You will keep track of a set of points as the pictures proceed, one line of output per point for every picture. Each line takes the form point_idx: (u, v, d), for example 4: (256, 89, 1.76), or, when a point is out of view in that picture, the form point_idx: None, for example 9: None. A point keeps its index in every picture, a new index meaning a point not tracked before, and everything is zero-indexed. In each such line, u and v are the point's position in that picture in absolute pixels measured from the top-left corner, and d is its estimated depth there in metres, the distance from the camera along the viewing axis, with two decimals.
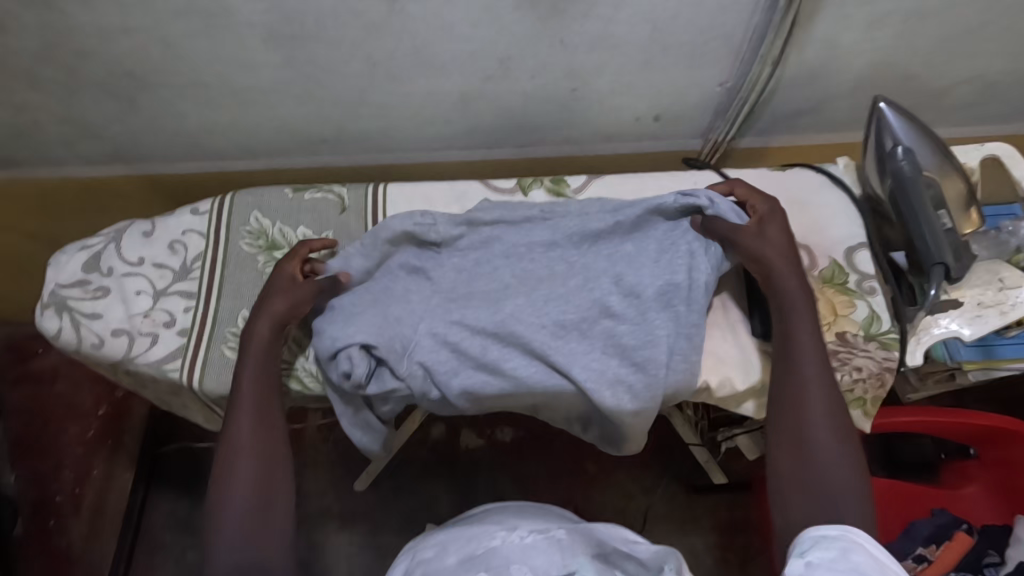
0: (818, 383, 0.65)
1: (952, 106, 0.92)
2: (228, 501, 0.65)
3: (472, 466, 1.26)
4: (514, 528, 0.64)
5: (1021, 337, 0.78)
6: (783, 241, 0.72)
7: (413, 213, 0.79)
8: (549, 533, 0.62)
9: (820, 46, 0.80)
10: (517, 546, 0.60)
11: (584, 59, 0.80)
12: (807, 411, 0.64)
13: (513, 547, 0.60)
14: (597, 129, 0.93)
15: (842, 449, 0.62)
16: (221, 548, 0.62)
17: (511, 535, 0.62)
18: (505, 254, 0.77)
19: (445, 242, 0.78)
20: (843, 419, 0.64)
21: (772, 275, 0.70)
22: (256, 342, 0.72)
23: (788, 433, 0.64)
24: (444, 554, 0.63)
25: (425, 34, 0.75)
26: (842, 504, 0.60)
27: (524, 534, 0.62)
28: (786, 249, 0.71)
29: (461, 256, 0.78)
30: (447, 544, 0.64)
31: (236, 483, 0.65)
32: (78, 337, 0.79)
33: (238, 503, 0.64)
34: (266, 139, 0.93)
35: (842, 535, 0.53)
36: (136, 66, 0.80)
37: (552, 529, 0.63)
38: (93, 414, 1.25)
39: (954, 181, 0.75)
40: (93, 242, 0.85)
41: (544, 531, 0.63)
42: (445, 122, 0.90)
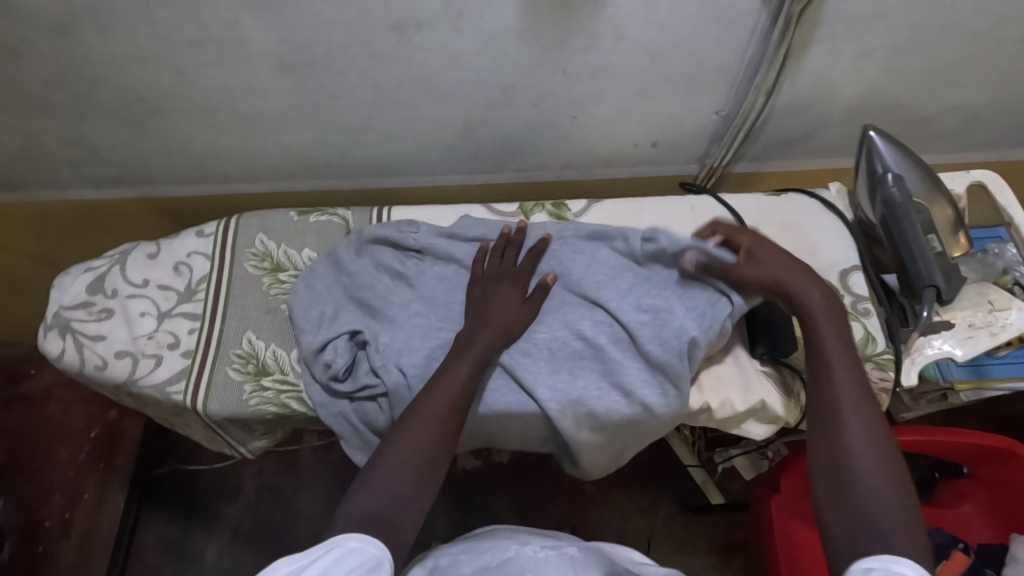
0: (865, 392, 0.65)
1: (937, 134, 0.96)
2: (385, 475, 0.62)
3: (470, 487, 1.26)
4: (527, 542, 0.65)
5: (1010, 357, 0.79)
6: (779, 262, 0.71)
7: (399, 223, 0.83)
8: (562, 550, 0.63)
9: (812, 77, 0.83)
10: (530, 559, 0.61)
11: (585, 88, 0.82)
12: (844, 420, 0.63)
13: (527, 559, 0.61)
14: (595, 154, 0.96)
15: (882, 462, 0.61)
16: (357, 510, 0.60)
17: (525, 549, 0.63)
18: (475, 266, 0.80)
19: (425, 249, 0.82)
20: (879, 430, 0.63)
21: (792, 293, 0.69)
22: (475, 347, 0.71)
23: (828, 440, 0.63)
24: (458, 564, 0.62)
25: (432, 63, 0.77)
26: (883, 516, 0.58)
27: (537, 548, 0.63)
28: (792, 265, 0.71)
29: (443, 265, 0.81)
30: (461, 555, 0.64)
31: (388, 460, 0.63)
32: (81, 359, 0.79)
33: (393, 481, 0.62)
34: (272, 164, 0.95)
35: (885, 566, 0.53)
36: (147, 93, 0.81)
37: (564, 546, 0.64)
38: (86, 436, 1.26)
39: (942, 206, 0.78)
40: (98, 264, 0.85)
41: (556, 547, 0.64)
42: (448, 147, 0.92)
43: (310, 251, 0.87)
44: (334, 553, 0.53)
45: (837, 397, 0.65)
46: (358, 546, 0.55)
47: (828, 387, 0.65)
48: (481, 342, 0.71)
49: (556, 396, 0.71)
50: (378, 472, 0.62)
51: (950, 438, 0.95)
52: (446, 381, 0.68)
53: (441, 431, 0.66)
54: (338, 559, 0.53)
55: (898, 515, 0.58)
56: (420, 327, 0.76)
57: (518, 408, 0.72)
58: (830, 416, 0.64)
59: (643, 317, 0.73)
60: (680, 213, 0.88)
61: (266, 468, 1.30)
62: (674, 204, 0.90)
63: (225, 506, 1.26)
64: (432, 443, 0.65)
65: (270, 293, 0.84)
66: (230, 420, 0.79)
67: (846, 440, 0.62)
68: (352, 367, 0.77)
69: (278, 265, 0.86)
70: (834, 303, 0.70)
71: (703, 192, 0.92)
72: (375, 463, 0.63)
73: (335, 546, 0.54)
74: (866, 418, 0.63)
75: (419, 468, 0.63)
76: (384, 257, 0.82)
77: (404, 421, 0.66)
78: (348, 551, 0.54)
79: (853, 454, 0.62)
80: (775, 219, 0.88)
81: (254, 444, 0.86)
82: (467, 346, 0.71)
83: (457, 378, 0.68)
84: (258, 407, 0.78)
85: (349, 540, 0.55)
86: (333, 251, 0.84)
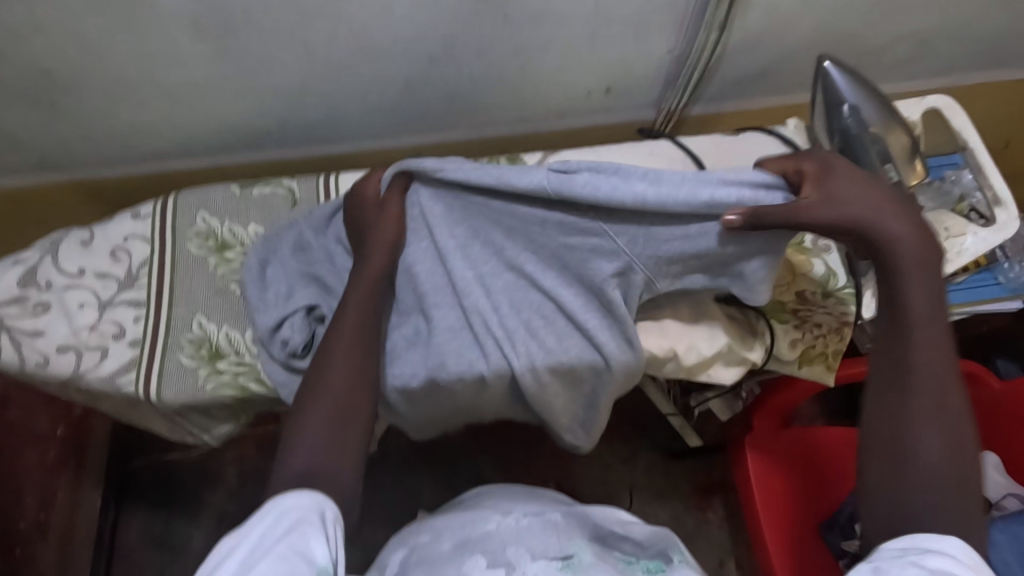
0: (942, 353, 0.58)
1: (891, 63, 0.95)
2: (307, 429, 0.60)
3: (452, 453, 1.26)
4: (509, 511, 0.62)
5: (968, 282, 0.81)
6: (859, 194, 0.61)
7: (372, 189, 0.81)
8: (545, 517, 0.61)
9: (764, 8, 0.80)
10: (512, 528, 0.58)
11: (529, 34, 0.78)
12: (913, 386, 0.57)
13: (508, 529, 0.58)
14: (549, 105, 0.92)
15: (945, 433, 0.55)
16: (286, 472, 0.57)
17: (506, 519, 0.60)
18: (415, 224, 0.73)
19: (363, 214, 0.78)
20: (951, 399, 0.57)
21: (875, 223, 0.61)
22: (368, 277, 0.69)
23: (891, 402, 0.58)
24: (440, 540, 0.60)
25: (362, 17, 0.72)
26: (929, 495, 0.53)
27: (519, 517, 0.61)
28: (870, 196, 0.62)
29: None
30: (442, 530, 0.61)
31: (308, 422, 0.60)
32: (20, 357, 0.75)
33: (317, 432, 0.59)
34: (208, 137, 0.89)
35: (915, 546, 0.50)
36: (54, 66, 0.74)
37: (548, 513, 0.61)
38: (52, 435, 1.14)
39: (901, 133, 0.76)
40: (27, 255, 0.79)
41: (539, 514, 0.61)
42: (393, 106, 0.87)
43: (256, 226, 0.82)
44: (268, 518, 0.51)
45: (910, 355, 0.58)
46: (292, 503, 0.52)
47: (906, 345, 0.59)
48: (370, 268, 0.69)
49: (513, 345, 0.70)
50: (300, 427, 0.60)
51: None
52: (347, 320, 0.66)
53: (354, 374, 0.63)
54: (271, 520, 0.51)
55: (952, 496, 0.53)
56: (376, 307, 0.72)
57: (479, 372, 0.70)
58: (901, 373, 0.58)
59: (575, 239, 0.70)
60: (640, 159, 0.86)
61: (243, 452, 1.27)
62: (631, 151, 0.87)
63: (205, 492, 1.25)
64: (346, 387, 0.62)
65: (219, 273, 0.80)
66: (188, 408, 0.76)
67: (910, 404, 0.57)
68: (311, 343, 0.73)
69: (224, 244, 0.82)
70: (921, 254, 0.60)
71: (660, 137, 0.90)
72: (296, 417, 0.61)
73: (269, 509, 0.52)
74: (938, 382, 0.57)
75: (340, 415, 0.61)
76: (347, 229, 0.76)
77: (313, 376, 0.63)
78: (283, 510, 0.52)
79: (919, 419, 0.56)
80: (735, 158, 0.86)
81: (218, 429, 0.83)
82: (358, 285, 0.68)
83: (353, 318, 0.66)
84: (215, 392, 0.75)
85: (283, 499, 0.53)
86: (294, 222, 0.80)
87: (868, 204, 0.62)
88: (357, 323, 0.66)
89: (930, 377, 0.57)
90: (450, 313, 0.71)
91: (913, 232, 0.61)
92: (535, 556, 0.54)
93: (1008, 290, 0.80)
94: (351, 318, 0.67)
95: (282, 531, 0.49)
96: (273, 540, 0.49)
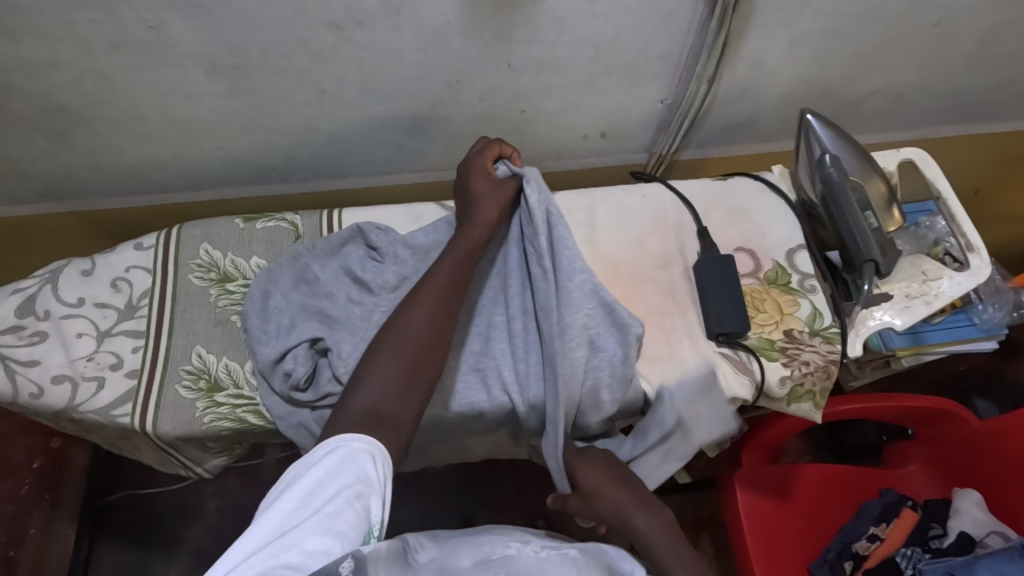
0: None
1: (867, 114, 1.01)
2: (371, 378, 0.65)
3: (440, 488, 1.24)
4: (528, 541, 0.64)
5: (945, 323, 0.84)
6: (597, 479, 0.72)
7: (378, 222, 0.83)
8: (563, 550, 0.62)
9: (749, 65, 0.85)
10: (532, 559, 0.60)
11: (531, 82, 0.82)
12: None
13: (529, 559, 0.60)
14: (546, 147, 0.96)
15: None
16: (344, 412, 0.62)
17: (526, 548, 0.62)
18: None
19: (384, 249, 0.80)
20: None
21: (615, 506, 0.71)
22: (466, 243, 0.73)
23: None
24: (456, 554, 0.60)
25: (373, 61, 0.76)
26: None
27: (538, 547, 0.62)
28: (603, 480, 0.73)
29: (402, 263, 0.80)
30: (457, 547, 0.62)
31: (372, 374, 0.65)
32: (14, 387, 0.74)
33: (380, 381, 0.64)
34: (214, 171, 0.91)
35: None
36: (69, 100, 0.76)
37: (566, 547, 0.62)
38: (26, 467, 1.09)
39: (877, 182, 0.81)
40: (26, 285, 0.79)
41: (557, 547, 0.63)
42: (397, 146, 0.91)
43: (258, 258, 0.83)
44: (339, 453, 0.56)
45: None
46: (362, 448, 0.57)
47: None
48: (471, 237, 0.73)
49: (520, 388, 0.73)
50: (373, 370, 0.65)
51: (909, 403, 0.95)
52: (437, 278, 0.71)
53: (432, 328, 0.68)
54: (340, 461, 0.55)
55: None
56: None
57: (481, 408, 0.74)
58: None
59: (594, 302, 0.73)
60: (634, 202, 0.90)
61: (227, 487, 1.24)
62: (626, 192, 0.91)
63: (184, 528, 1.21)
64: (421, 339, 0.67)
65: (219, 305, 0.81)
66: (183, 440, 0.76)
67: None
68: (314, 375, 0.74)
69: (226, 275, 0.83)
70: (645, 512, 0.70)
71: (653, 179, 0.93)
72: (366, 363, 0.66)
73: (339, 445, 0.57)
74: None
75: (412, 368, 0.66)
76: (350, 259, 0.80)
77: (389, 332, 0.68)
78: (354, 452, 0.56)
79: None
80: (722, 203, 0.90)
81: (210, 462, 0.83)
82: (450, 252, 0.73)
83: (438, 281, 0.71)
84: (212, 424, 0.74)
85: (354, 440, 0.58)
86: (305, 249, 0.82)
87: (602, 481, 0.72)
88: (444, 285, 0.71)
89: None
90: (459, 352, 0.76)
91: (645, 509, 0.70)
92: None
93: (982, 330, 0.84)
94: (447, 268, 0.72)
95: (350, 477, 0.54)
96: (342, 484, 0.53)
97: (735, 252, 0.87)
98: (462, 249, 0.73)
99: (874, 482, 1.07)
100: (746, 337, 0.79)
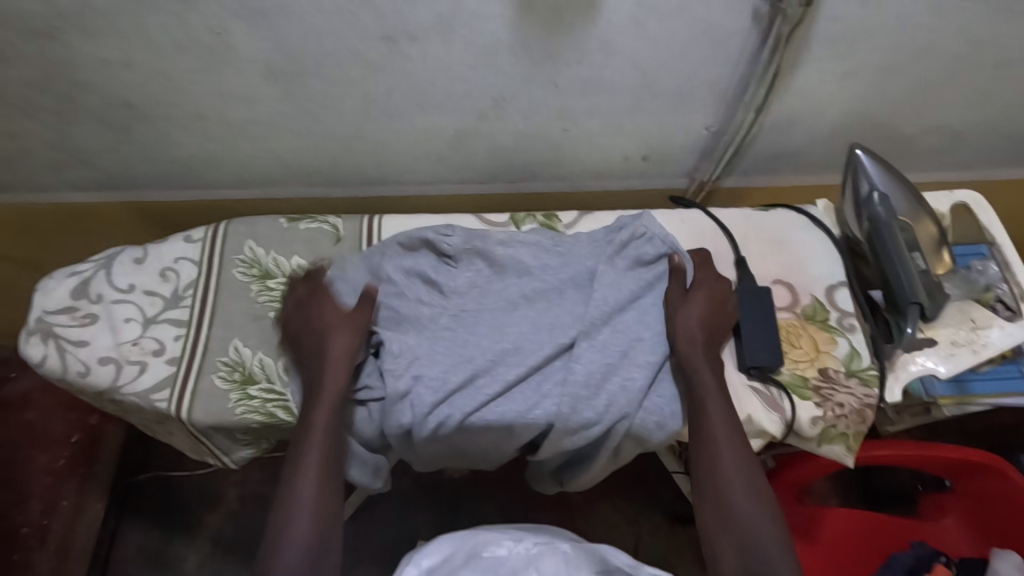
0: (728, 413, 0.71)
1: (919, 153, 0.98)
2: (285, 549, 0.65)
3: (455, 498, 1.24)
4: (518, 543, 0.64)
5: (992, 374, 0.80)
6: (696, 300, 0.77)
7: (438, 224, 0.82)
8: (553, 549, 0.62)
9: (799, 96, 0.84)
10: None
11: (575, 102, 0.83)
12: (722, 459, 0.69)
13: None
14: (587, 167, 0.96)
15: (752, 501, 0.68)
16: None
17: None
18: (517, 271, 0.80)
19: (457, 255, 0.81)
20: (754, 470, 0.70)
21: (680, 331, 0.74)
22: (338, 378, 0.73)
23: (709, 472, 0.69)
24: None
25: (423, 75, 0.78)
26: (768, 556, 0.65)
27: None
28: (702, 311, 0.76)
29: (475, 271, 0.80)
30: None
31: (290, 539, 0.65)
32: (63, 364, 0.78)
33: (296, 547, 0.65)
34: (262, 171, 0.95)
35: None
36: (136, 97, 0.80)
37: (558, 541, 0.73)
38: (64, 442, 1.16)
39: (926, 224, 0.79)
40: (83, 268, 0.84)
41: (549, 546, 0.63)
42: (439, 157, 0.92)
43: (299, 258, 0.86)
44: None
45: (710, 427, 0.70)
46: None
47: (706, 430, 0.70)
48: (332, 382, 0.72)
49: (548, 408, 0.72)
50: (285, 541, 0.65)
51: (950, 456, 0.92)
52: (319, 431, 0.70)
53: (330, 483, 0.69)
54: None
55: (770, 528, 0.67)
56: (446, 341, 0.74)
57: (508, 420, 0.71)
58: (707, 454, 0.70)
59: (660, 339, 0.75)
60: (672, 226, 0.89)
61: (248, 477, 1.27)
62: (665, 216, 0.90)
63: (206, 514, 1.24)
64: (322, 494, 0.68)
65: (259, 300, 0.84)
66: (214, 429, 0.78)
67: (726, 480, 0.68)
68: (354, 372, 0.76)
69: (267, 272, 0.85)
70: (732, 425, 0.70)
71: (692, 205, 0.92)
72: (279, 530, 0.66)
73: None
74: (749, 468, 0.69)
75: (324, 521, 0.67)
76: (422, 263, 0.81)
77: (289, 499, 0.67)
78: None
79: (733, 487, 0.68)
80: (762, 232, 0.89)
81: (238, 453, 0.85)
82: (325, 376, 0.72)
83: (320, 425, 0.70)
84: (243, 416, 0.77)
85: None
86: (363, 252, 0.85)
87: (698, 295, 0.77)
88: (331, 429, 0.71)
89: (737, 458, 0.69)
90: None
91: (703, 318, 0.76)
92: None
93: None
94: (326, 412, 0.71)
95: None
96: None
97: (773, 285, 0.85)
98: (330, 399, 0.72)
99: (907, 534, 1.03)
100: (778, 372, 0.77)
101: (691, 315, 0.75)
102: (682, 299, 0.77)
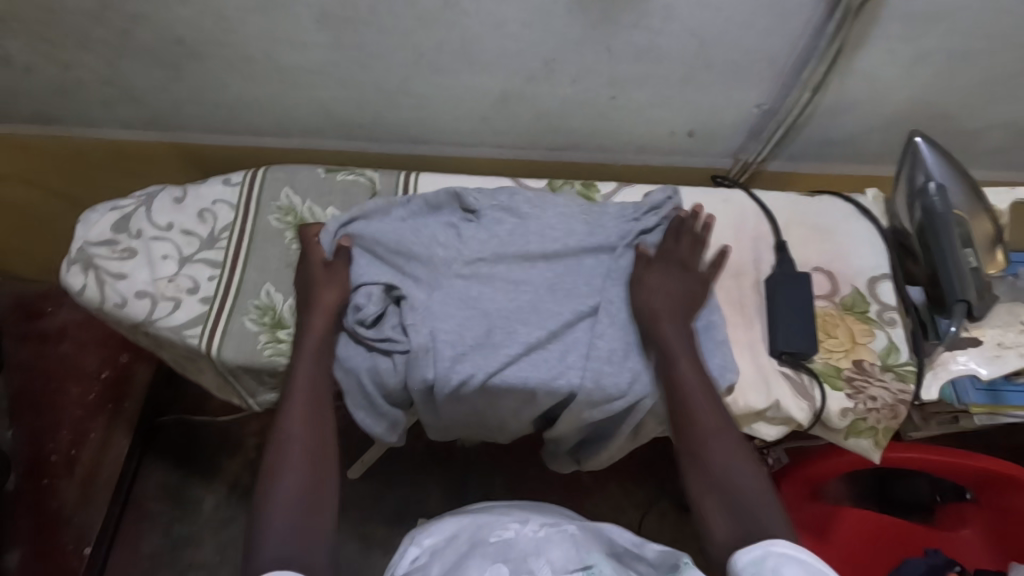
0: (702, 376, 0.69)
1: (979, 150, 0.94)
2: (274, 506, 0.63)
3: (467, 464, 1.25)
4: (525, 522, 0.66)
5: None
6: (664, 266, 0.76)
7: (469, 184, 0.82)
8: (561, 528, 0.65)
9: (860, 78, 0.81)
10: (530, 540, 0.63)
11: (626, 69, 0.81)
12: (701, 423, 0.67)
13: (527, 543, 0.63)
14: (630, 139, 0.94)
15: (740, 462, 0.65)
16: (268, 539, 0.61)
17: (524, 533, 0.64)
18: (539, 231, 0.78)
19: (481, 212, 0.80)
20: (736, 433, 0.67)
21: (650, 299, 0.73)
22: (313, 336, 0.73)
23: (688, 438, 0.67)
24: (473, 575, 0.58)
25: (475, 30, 0.76)
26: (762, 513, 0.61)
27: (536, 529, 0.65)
28: (673, 281, 0.75)
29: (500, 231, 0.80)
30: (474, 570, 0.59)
31: (279, 493, 0.64)
32: (102, 295, 0.80)
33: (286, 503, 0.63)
34: (304, 120, 0.95)
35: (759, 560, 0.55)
36: (187, 33, 0.81)
37: (563, 523, 0.67)
38: (96, 376, 1.21)
39: (983, 221, 0.76)
40: (126, 204, 0.85)
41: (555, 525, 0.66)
42: (481, 118, 0.91)
43: (335, 209, 0.86)
44: None
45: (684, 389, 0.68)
46: None
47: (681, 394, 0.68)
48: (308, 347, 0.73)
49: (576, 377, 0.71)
50: (272, 499, 0.64)
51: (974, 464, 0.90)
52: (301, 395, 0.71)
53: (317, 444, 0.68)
54: None
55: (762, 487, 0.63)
56: (463, 297, 0.74)
57: (533, 385, 0.70)
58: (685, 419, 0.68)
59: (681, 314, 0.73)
60: (712, 205, 0.87)
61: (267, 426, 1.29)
62: (704, 193, 0.88)
63: (223, 459, 1.26)
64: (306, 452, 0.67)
65: (292, 247, 0.84)
66: (242, 369, 0.79)
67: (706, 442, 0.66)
68: (381, 318, 0.75)
69: (302, 221, 0.86)
70: (708, 388, 0.69)
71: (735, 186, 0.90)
72: (266, 493, 0.64)
73: None
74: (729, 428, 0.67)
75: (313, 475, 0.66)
76: (449, 219, 0.80)
77: (274, 464, 0.66)
78: None
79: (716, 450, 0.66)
80: (805, 219, 0.86)
81: (263, 397, 0.84)
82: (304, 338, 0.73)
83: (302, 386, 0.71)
84: (271, 358, 0.78)
85: None
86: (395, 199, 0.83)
87: (669, 262, 0.76)
88: (313, 393, 0.71)
89: (717, 420, 0.67)
90: None
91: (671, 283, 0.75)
92: (555, 571, 0.60)
93: None
94: (305, 373, 0.72)
95: None
96: None
97: (813, 272, 0.82)
98: (308, 365, 0.72)
99: (922, 541, 1.01)
100: (811, 360, 0.75)
101: (657, 283, 0.74)
102: (657, 270, 0.76)
